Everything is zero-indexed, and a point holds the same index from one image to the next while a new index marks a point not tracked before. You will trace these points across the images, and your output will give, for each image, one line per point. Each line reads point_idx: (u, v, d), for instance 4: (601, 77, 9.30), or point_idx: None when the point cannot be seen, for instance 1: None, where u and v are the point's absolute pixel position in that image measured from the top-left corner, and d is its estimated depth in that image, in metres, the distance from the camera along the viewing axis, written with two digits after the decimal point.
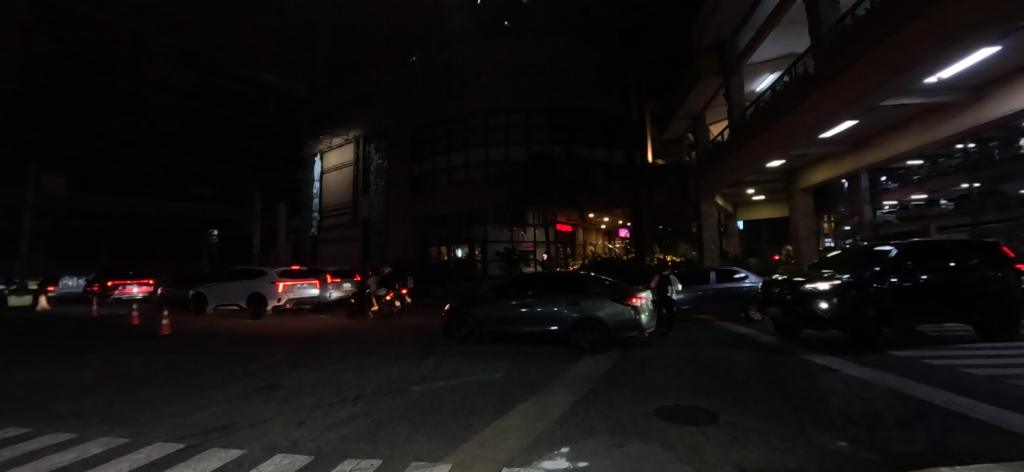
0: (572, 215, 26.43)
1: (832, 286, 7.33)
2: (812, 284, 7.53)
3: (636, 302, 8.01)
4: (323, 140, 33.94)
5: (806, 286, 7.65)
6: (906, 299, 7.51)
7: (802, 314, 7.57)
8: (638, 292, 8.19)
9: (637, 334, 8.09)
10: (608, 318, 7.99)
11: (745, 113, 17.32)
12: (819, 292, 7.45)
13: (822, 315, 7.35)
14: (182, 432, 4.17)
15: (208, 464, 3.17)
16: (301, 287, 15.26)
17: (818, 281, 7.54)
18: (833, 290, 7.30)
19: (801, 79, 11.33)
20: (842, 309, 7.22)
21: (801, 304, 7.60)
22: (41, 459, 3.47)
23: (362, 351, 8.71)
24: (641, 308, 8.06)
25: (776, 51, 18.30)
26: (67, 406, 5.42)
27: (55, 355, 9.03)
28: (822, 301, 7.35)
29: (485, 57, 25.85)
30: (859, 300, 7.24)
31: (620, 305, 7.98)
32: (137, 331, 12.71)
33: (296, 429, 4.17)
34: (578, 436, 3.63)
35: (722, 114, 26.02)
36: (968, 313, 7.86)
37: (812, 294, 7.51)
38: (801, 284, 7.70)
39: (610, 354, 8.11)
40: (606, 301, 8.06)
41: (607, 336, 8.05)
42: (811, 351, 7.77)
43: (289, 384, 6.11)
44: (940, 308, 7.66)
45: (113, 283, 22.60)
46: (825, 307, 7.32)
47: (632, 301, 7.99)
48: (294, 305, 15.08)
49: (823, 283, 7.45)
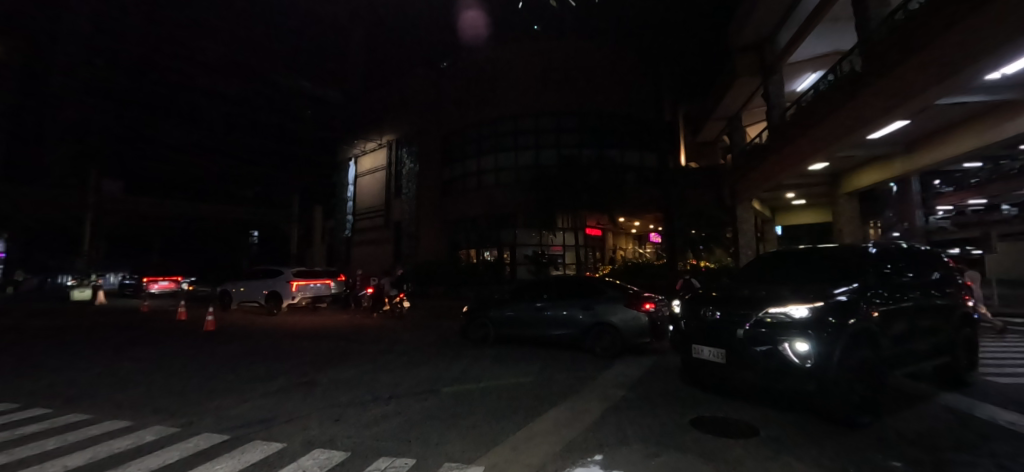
0: (601, 218, 26.11)
1: (813, 312, 4.08)
2: (780, 308, 4.22)
3: (648, 308, 7.87)
4: (356, 144, 35.17)
5: (769, 312, 4.32)
6: (891, 334, 4.79)
7: (758, 365, 4.26)
8: (651, 298, 8.05)
9: (649, 340, 7.92)
10: (621, 324, 7.85)
11: (785, 113, 16.62)
12: (791, 324, 4.14)
13: (804, 366, 4.00)
14: (227, 425, 4.35)
15: (252, 456, 3.30)
16: (314, 286, 15.96)
17: (788, 303, 4.23)
18: (814, 321, 4.05)
19: (845, 78, 10.81)
20: (831, 361, 4.00)
21: (754, 345, 4.31)
22: (102, 444, 3.73)
23: (393, 350, 8.93)
24: (653, 313, 7.93)
25: (819, 49, 17.46)
26: (124, 396, 5.78)
27: (114, 347, 9.64)
28: (790, 340, 4.06)
29: (513, 63, 26.08)
30: (852, 335, 4.25)
31: (633, 311, 7.84)
32: (188, 326, 13.42)
33: (333, 425, 4.31)
34: (611, 444, 3.58)
35: (761, 115, 25.01)
36: (934, 352, 5.68)
37: (779, 328, 4.18)
38: (759, 309, 4.40)
39: (624, 359, 7.94)
40: (619, 306, 7.94)
41: (621, 342, 7.89)
42: (768, 400, 5.14)
43: (325, 381, 6.29)
44: (913, 344, 5.25)
45: (147, 280, 23.94)
46: (804, 352, 4.00)
47: (644, 306, 7.85)
48: (307, 302, 15.75)
49: (797, 306, 4.16)
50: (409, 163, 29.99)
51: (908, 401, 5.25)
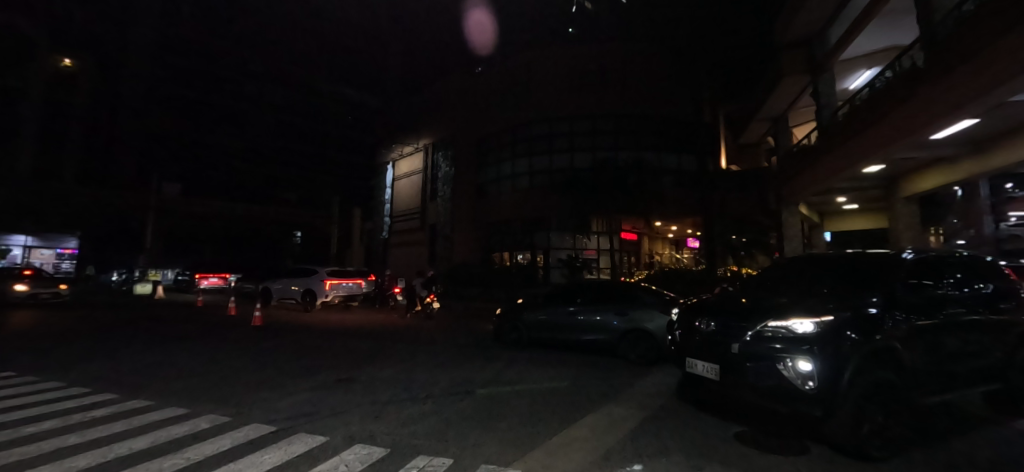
0: (637, 222, 25.59)
1: (819, 327, 3.36)
2: (781, 322, 3.53)
3: None
4: (394, 149, 36.26)
5: (768, 325, 3.64)
6: (929, 356, 3.87)
7: (753, 386, 3.59)
8: None
9: None
10: (657, 330, 7.61)
11: (836, 113, 15.71)
12: (792, 340, 3.43)
13: (805, 389, 3.30)
14: (274, 417, 4.56)
15: (296, 448, 3.43)
16: (346, 285, 16.56)
17: (791, 316, 3.54)
18: (821, 336, 3.32)
19: (906, 74, 10.12)
20: (839, 385, 3.25)
21: (750, 361, 3.65)
22: (162, 429, 4.00)
23: (429, 350, 9.07)
24: None
25: (874, 45, 16.42)
26: (181, 385, 6.17)
27: (173, 338, 10.35)
28: (790, 358, 3.36)
29: (548, 67, 26.12)
30: (872, 354, 3.46)
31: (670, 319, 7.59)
32: (239, 320, 14.22)
33: (372, 421, 4.42)
34: (650, 454, 3.47)
35: (810, 115, 23.76)
36: (985, 377, 4.67)
37: (779, 342, 3.49)
38: (757, 322, 3.73)
39: (659, 367, 7.67)
40: (655, 312, 7.72)
41: (656, 348, 7.66)
42: (775, 428, 4.32)
43: (363, 379, 6.47)
44: (958, 368, 4.28)
45: (199, 276, 25.54)
46: (807, 372, 3.29)
47: None
48: (339, 301, 16.37)
49: (802, 320, 3.45)
50: (445, 166, 30.65)
51: (977, 425, 4.75)
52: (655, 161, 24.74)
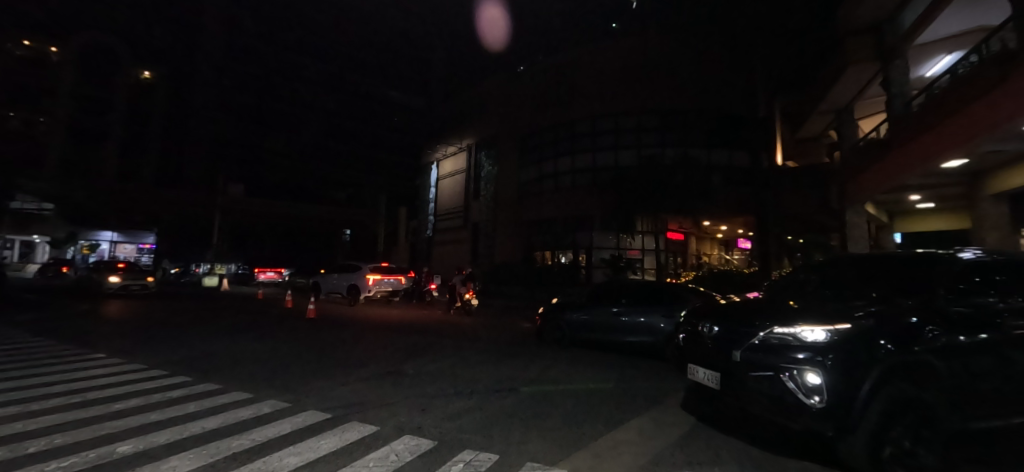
0: (684, 222, 24.68)
1: (832, 336, 2.91)
2: (787, 327, 3.11)
3: None
4: (438, 149, 37.19)
5: (773, 331, 3.21)
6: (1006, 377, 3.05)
7: (753, 398, 3.21)
8: None
9: None
10: None
11: (911, 103, 14.37)
12: (798, 349, 2.99)
13: (810, 405, 2.90)
14: (327, 405, 4.82)
15: (351, 435, 3.62)
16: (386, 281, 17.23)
17: (799, 321, 3.10)
18: (833, 346, 2.88)
19: (998, 56, 9.07)
20: (854, 401, 2.81)
21: (752, 370, 3.23)
22: (229, 411, 4.33)
23: (473, 347, 9.19)
24: None
25: (958, 27, 14.85)
26: (245, 371, 6.66)
27: (237, 328, 11.20)
28: (796, 368, 2.94)
29: (591, 64, 25.82)
30: (904, 371, 2.86)
31: None
32: (298, 313, 15.13)
33: (421, 414, 4.56)
34: (701, 462, 3.33)
35: (880, 105, 21.82)
36: None
37: (783, 350, 3.07)
38: (761, 327, 3.33)
39: None
40: None
41: None
42: (807, 445, 3.82)
43: (410, 372, 6.67)
44: None
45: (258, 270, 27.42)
46: (814, 386, 2.88)
47: None
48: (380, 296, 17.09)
49: (813, 327, 3.00)
50: (488, 166, 31.05)
51: None
52: (703, 158, 23.74)
